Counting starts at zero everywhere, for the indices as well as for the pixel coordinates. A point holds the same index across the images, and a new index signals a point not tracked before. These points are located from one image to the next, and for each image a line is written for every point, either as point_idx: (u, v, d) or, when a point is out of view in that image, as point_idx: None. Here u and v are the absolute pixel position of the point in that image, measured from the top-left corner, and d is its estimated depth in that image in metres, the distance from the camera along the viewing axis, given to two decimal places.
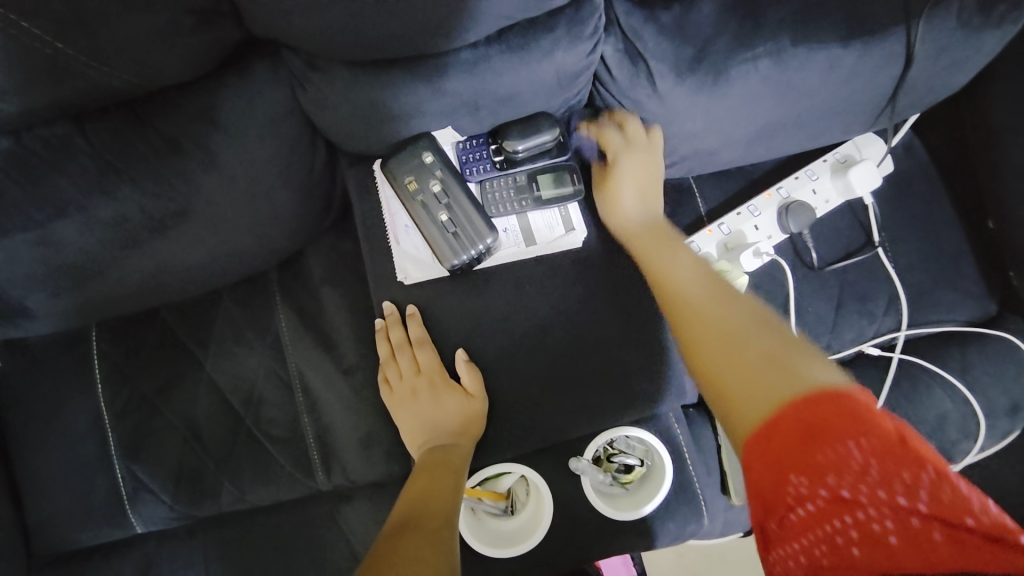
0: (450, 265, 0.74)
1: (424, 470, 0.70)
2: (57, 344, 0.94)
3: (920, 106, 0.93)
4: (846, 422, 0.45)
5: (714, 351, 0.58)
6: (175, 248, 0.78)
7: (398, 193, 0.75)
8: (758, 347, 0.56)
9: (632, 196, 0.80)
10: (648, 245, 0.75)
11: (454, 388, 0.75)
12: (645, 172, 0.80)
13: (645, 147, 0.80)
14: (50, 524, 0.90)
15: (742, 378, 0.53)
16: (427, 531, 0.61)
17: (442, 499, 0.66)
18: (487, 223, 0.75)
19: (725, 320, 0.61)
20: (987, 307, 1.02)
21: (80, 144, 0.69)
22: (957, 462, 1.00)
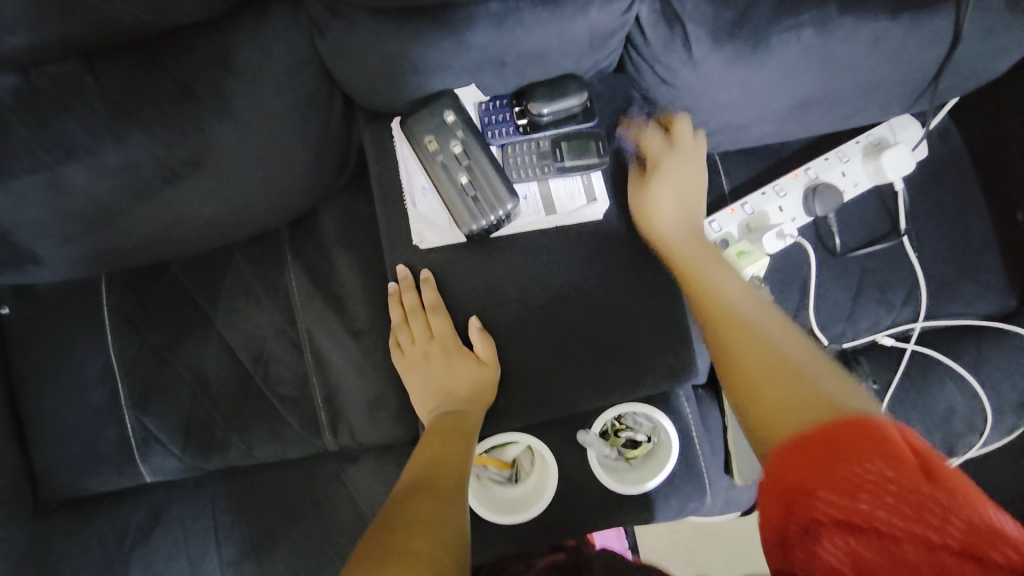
0: (468, 230, 0.72)
1: (435, 434, 0.71)
2: (67, 292, 0.94)
3: (962, 89, 0.89)
4: (872, 448, 0.43)
5: (759, 377, 0.55)
6: (187, 200, 0.77)
7: (418, 152, 0.73)
8: (798, 379, 0.53)
9: (674, 178, 0.79)
10: (692, 261, 0.74)
11: (467, 355, 0.75)
12: (685, 190, 0.79)
13: (689, 153, 0.80)
14: (61, 469, 0.92)
15: (768, 393, 0.53)
16: (437, 497, 0.62)
17: (451, 464, 0.67)
18: (508, 189, 0.72)
19: (774, 342, 0.59)
20: (1007, 302, 1.00)
21: (91, 85, 0.66)
22: (959, 455, 0.99)
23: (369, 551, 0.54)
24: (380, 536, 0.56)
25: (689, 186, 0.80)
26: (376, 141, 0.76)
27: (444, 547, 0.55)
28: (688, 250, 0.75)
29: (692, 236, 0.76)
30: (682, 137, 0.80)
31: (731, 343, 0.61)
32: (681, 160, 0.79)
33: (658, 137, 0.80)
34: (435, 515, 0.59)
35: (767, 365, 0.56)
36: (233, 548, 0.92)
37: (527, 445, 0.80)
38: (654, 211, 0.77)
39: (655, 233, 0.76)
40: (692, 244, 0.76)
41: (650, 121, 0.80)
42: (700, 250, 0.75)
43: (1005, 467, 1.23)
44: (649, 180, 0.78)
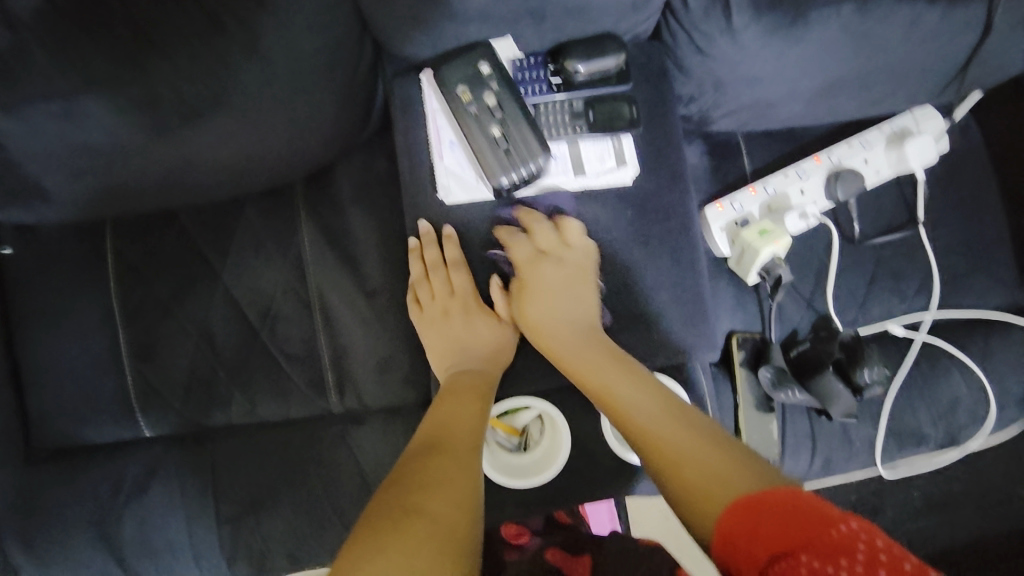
0: (497, 184, 0.71)
1: (454, 394, 0.70)
2: (72, 234, 0.91)
3: (989, 81, 0.89)
4: (817, 523, 0.44)
5: (690, 468, 0.55)
6: (205, 142, 0.74)
7: (449, 103, 0.71)
8: (724, 461, 0.54)
9: (555, 297, 0.73)
10: (585, 357, 0.70)
11: (488, 313, 0.76)
12: (562, 306, 0.73)
13: (556, 254, 0.73)
14: (57, 417, 0.89)
15: (700, 481, 0.54)
16: (455, 460, 0.60)
17: (466, 423, 0.66)
18: (540, 144, 0.71)
19: (683, 428, 0.60)
20: (1017, 298, 1.01)
21: (115, 8, 0.63)
22: (961, 448, 1.00)
23: (385, 507, 0.54)
24: (394, 501, 0.54)
25: (564, 281, 0.74)
26: (405, 92, 0.74)
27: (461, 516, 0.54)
28: (573, 342, 0.71)
29: (579, 330, 0.72)
30: (544, 237, 0.74)
31: (656, 442, 0.59)
32: (556, 269, 0.74)
33: (528, 241, 0.74)
34: (453, 477, 0.58)
35: (685, 443, 0.58)
36: (232, 508, 0.90)
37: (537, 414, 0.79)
38: (535, 318, 0.73)
39: (541, 326, 0.73)
40: (584, 342, 0.71)
41: (514, 232, 0.74)
42: (588, 341, 0.71)
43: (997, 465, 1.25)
44: (526, 304, 0.74)
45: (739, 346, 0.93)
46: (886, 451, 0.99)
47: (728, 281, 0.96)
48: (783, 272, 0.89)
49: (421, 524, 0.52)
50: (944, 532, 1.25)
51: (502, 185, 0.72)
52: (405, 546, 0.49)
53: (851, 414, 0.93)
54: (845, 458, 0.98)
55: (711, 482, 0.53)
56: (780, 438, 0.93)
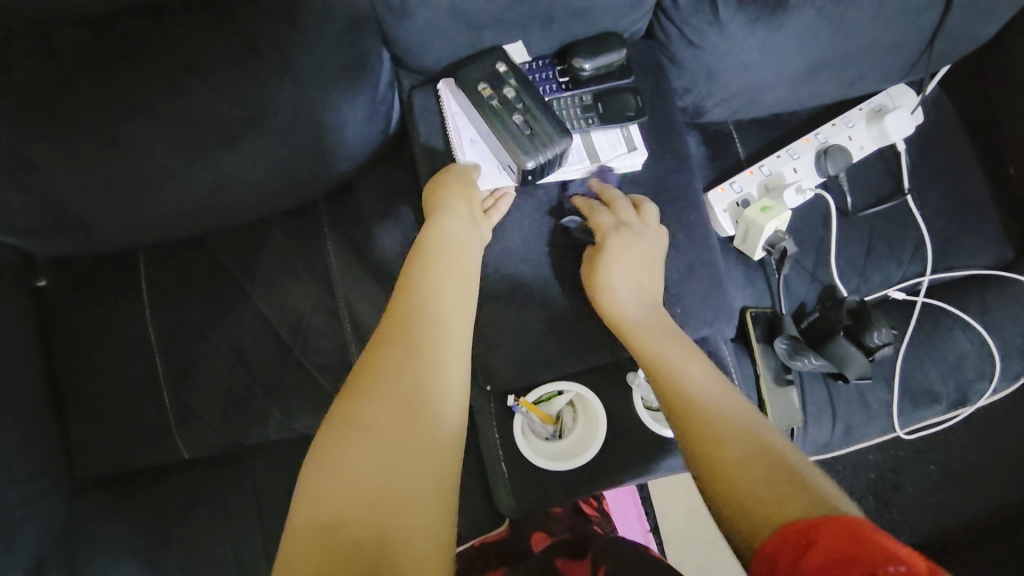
0: (523, 167, 0.74)
1: (427, 269, 0.68)
2: (104, 264, 0.93)
3: (954, 55, 0.97)
4: (867, 555, 0.41)
5: (734, 465, 0.55)
6: (240, 162, 0.78)
7: (471, 100, 0.76)
8: (783, 476, 0.53)
9: (626, 263, 0.76)
10: (643, 334, 0.72)
11: (459, 192, 0.75)
12: (631, 276, 0.76)
13: (636, 229, 0.78)
14: (96, 446, 0.90)
15: (741, 486, 0.54)
16: (428, 377, 0.60)
17: (437, 291, 0.67)
18: (560, 128, 0.76)
19: (732, 420, 0.60)
20: (1005, 254, 1.07)
21: (156, 35, 0.67)
22: (973, 403, 1.04)
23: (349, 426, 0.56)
24: (355, 403, 0.58)
25: (638, 252, 0.77)
26: (424, 100, 0.81)
27: (437, 443, 0.57)
28: (635, 318, 0.74)
29: (647, 311, 0.74)
30: (624, 211, 0.79)
31: (700, 424, 0.60)
32: (639, 241, 0.77)
33: (602, 212, 0.79)
34: (432, 398, 0.59)
35: (735, 441, 0.58)
36: (278, 521, 0.91)
37: (570, 401, 0.82)
38: (605, 287, 0.76)
39: (608, 299, 0.75)
40: (647, 320, 0.73)
41: (592, 199, 0.81)
42: (654, 320, 0.73)
43: (1005, 421, 1.29)
44: (596, 269, 0.77)
45: (752, 321, 0.97)
46: (903, 412, 1.03)
47: (736, 260, 1.01)
48: (787, 244, 0.95)
49: (391, 439, 0.56)
50: (965, 499, 1.28)
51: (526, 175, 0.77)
52: (368, 454, 0.55)
53: (865, 375, 0.97)
54: (865, 422, 1.02)
55: (759, 486, 0.53)
56: (802, 406, 0.97)
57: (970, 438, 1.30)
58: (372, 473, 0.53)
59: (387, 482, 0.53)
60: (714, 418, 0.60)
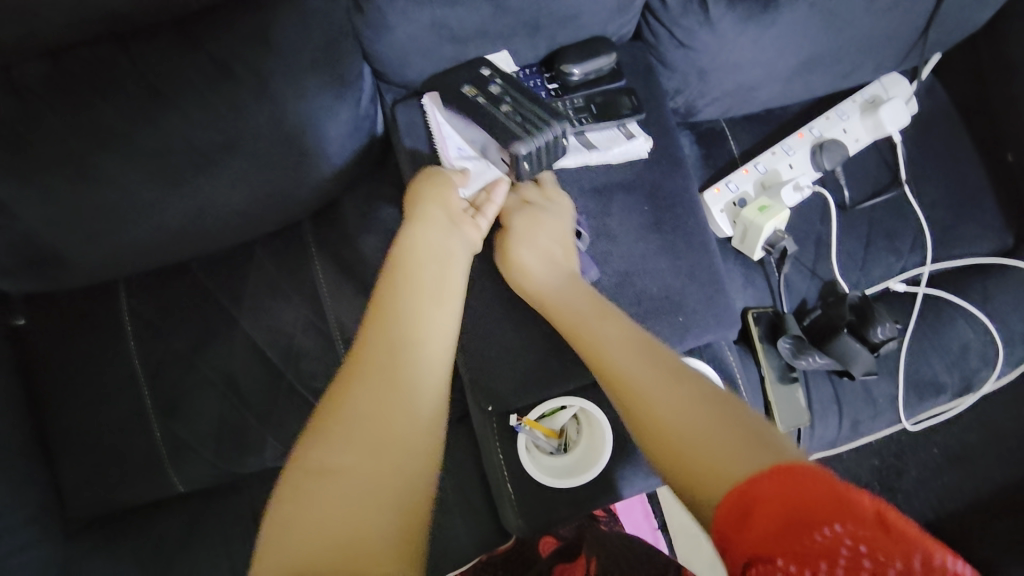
0: (517, 154, 0.70)
1: (397, 289, 0.65)
2: (85, 298, 0.90)
3: (948, 42, 0.95)
4: (809, 514, 0.41)
5: (675, 432, 0.53)
6: (220, 188, 0.75)
7: (457, 102, 0.73)
8: (726, 431, 0.51)
9: (535, 237, 0.75)
10: (574, 304, 0.70)
11: (432, 198, 0.72)
12: (542, 245, 0.75)
13: (539, 205, 0.77)
14: (86, 486, 0.87)
15: (684, 452, 0.51)
16: (400, 406, 0.56)
17: (410, 314, 0.63)
18: (553, 114, 0.72)
19: (670, 383, 0.58)
20: (1004, 240, 1.06)
21: (125, 66, 0.65)
22: (978, 391, 1.04)
23: (308, 470, 0.52)
24: (314, 446, 0.53)
25: (547, 224, 0.76)
26: (409, 116, 0.79)
27: (405, 473, 0.53)
28: (561, 286, 0.72)
29: (570, 279, 0.73)
30: (525, 191, 0.79)
31: (637, 395, 0.58)
32: (543, 216, 0.76)
33: (510, 195, 0.79)
34: (396, 422, 0.55)
35: (670, 404, 0.55)
36: None
37: (574, 414, 0.79)
38: (517, 262, 0.75)
39: (521, 272, 0.74)
40: (572, 289, 0.71)
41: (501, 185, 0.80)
42: (579, 288, 0.72)
43: (1009, 405, 1.29)
44: (506, 247, 0.76)
45: (755, 321, 0.95)
46: (909, 405, 1.02)
47: (735, 259, 0.99)
48: (787, 242, 0.93)
49: (355, 479, 0.51)
50: (973, 486, 1.27)
51: (523, 168, 0.72)
52: (334, 502, 0.50)
53: (871, 371, 0.96)
54: (871, 417, 1.01)
55: (704, 448, 0.50)
56: (807, 405, 0.95)
57: (974, 423, 1.30)
58: (337, 524, 0.48)
59: (356, 528, 0.48)
60: (648, 385, 0.58)
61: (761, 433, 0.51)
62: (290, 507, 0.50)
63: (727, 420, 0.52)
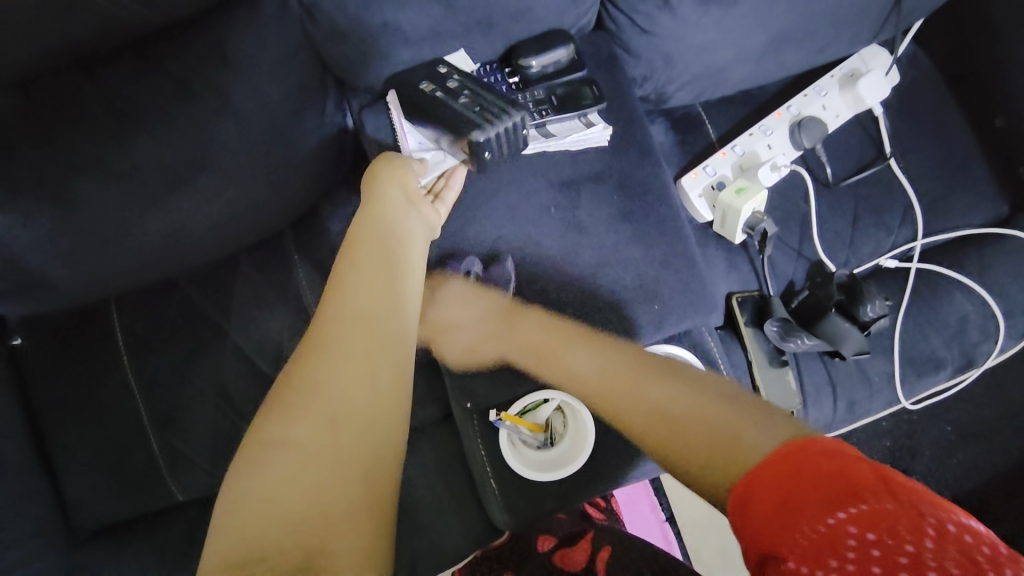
0: (476, 141, 0.71)
1: (359, 263, 0.64)
2: (79, 318, 0.93)
3: (925, 8, 0.93)
4: (814, 495, 0.43)
5: (666, 429, 0.55)
6: (194, 204, 0.77)
7: (415, 97, 0.73)
8: (719, 421, 0.53)
9: (459, 332, 0.78)
10: (534, 338, 0.74)
11: (391, 178, 0.72)
12: (470, 326, 0.77)
13: (436, 300, 0.77)
14: (89, 499, 0.90)
15: (677, 445, 0.53)
16: (366, 388, 0.58)
17: (377, 292, 0.63)
18: (511, 104, 0.73)
19: (650, 382, 0.60)
20: (999, 209, 1.03)
21: (88, 90, 0.67)
22: (981, 365, 1.01)
23: (274, 444, 0.55)
24: (275, 422, 0.56)
25: (460, 306, 0.77)
26: (375, 121, 0.80)
27: (370, 451, 0.57)
28: (516, 329, 0.76)
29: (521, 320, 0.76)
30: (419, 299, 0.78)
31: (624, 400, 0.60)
32: (452, 300, 0.77)
33: None
34: (359, 405, 0.58)
35: (656, 397, 0.58)
36: None
37: (557, 406, 0.79)
38: (457, 350, 0.78)
39: (469, 358, 0.78)
40: (532, 326, 0.75)
41: None
42: (532, 323, 0.76)
43: (1019, 379, 1.25)
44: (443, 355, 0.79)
45: (739, 306, 0.94)
46: (907, 383, 0.99)
47: (717, 245, 0.97)
48: (766, 225, 0.92)
49: (318, 458, 0.55)
50: (987, 463, 1.23)
51: (486, 156, 0.73)
52: (292, 480, 0.53)
53: (863, 351, 0.94)
54: (868, 396, 0.99)
55: (693, 439, 0.52)
56: (799, 388, 0.94)
57: (986, 398, 1.25)
58: (291, 494, 0.53)
59: (318, 501, 0.53)
60: (634, 390, 0.60)
61: (752, 415, 0.53)
62: (244, 476, 0.54)
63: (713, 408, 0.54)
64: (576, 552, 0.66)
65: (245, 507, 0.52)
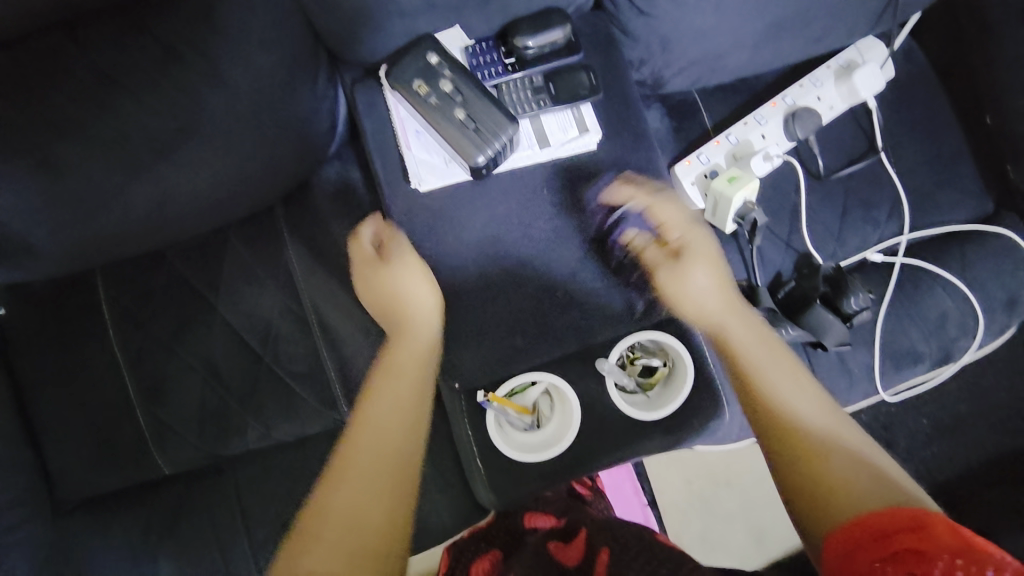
0: (474, 163, 0.74)
1: (390, 367, 0.74)
2: (63, 288, 0.92)
3: (922, 2, 0.93)
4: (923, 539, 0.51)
5: (830, 455, 0.63)
6: (182, 174, 0.76)
7: (409, 98, 0.74)
8: (859, 474, 0.61)
9: (695, 272, 0.77)
10: (745, 335, 0.75)
11: (401, 267, 0.78)
12: (694, 283, 0.77)
13: (692, 258, 0.78)
14: (73, 469, 0.90)
15: (829, 475, 0.62)
16: (387, 476, 0.64)
17: (403, 396, 0.71)
18: (506, 116, 0.74)
19: (819, 422, 0.67)
20: (985, 206, 1.04)
21: (72, 53, 0.66)
22: (958, 360, 1.03)
23: (316, 524, 0.61)
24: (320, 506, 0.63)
25: (703, 257, 0.78)
26: (367, 96, 0.78)
27: (387, 530, 0.61)
28: (711, 303, 0.77)
29: (716, 305, 0.77)
30: (668, 231, 0.79)
31: (792, 420, 0.67)
32: (693, 271, 0.77)
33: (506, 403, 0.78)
34: (383, 495, 0.63)
35: (836, 450, 0.64)
36: (263, 527, 0.90)
37: (545, 390, 0.82)
38: (695, 303, 0.77)
39: (679, 296, 0.77)
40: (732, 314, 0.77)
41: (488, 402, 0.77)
42: (742, 311, 0.78)
43: (994, 374, 1.28)
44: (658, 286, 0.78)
45: None
46: (886, 375, 1.02)
47: (708, 234, 0.98)
48: (757, 214, 0.92)
49: (346, 542, 0.60)
50: (960, 454, 1.27)
51: (482, 169, 0.75)
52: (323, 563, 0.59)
53: (844, 342, 0.95)
54: (848, 387, 1.01)
55: (848, 479, 0.61)
56: None
57: (962, 392, 1.29)
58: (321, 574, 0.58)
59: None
60: (794, 414, 0.67)
61: (888, 484, 0.61)
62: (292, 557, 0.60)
63: (864, 465, 0.62)
64: (570, 548, 0.69)
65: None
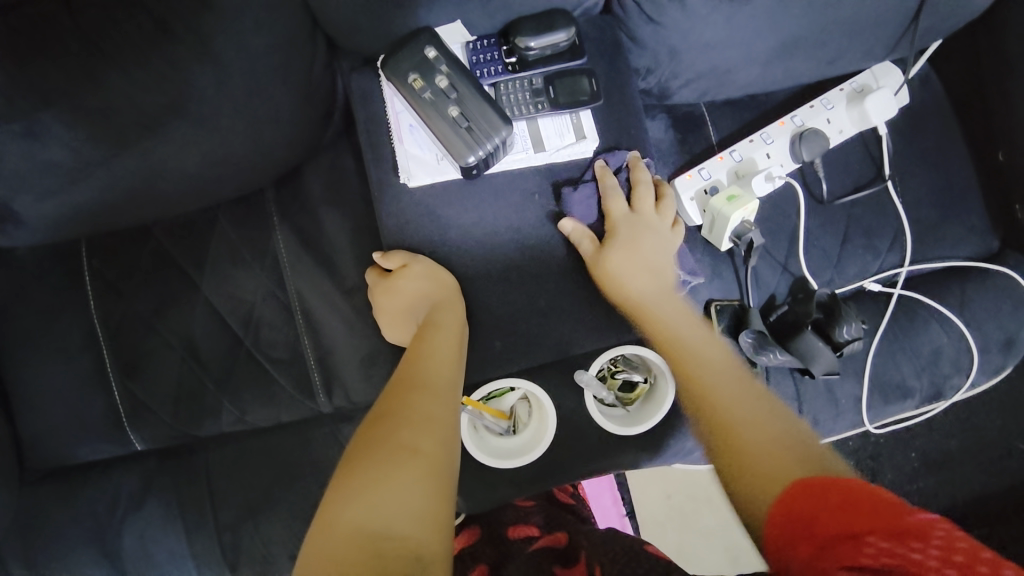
0: (465, 162, 0.72)
1: (431, 334, 0.70)
2: (49, 256, 0.91)
3: (941, 30, 0.91)
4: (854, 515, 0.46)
5: (750, 428, 0.59)
6: (169, 151, 0.75)
7: (404, 92, 0.72)
8: (789, 441, 0.57)
9: (637, 254, 0.76)
10: (665, 315, 0.73)
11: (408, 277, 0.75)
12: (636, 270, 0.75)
13: (648, 221, 0.77)
14: (45, 438, 0.89)
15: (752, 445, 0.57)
16: (421, 423, 0.59)
17: (436, 356, 0.67)
18: (501, 117, 0.72)
19: (752, 396, 0.63)
20: (989, 243, 1.02)
21: (64, 21, 0.65)
22: (947, 398, 1.01)
23: (353, 469, 0.54)
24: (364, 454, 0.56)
25: (646, 242, 0.76)
26: (362, 86, 0.77)
27: (425, 464, 0.55)
28: (653, 293, 0.75)
29: (661, 286, 0.75)
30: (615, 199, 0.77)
31: (718, 398, 0.63)
32: (648, 235, 0.77)
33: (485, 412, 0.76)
34: (423, 433, 0.58)
35: (751, 421, 0.60)
36: (230, 513, 0.90)
37: (523, 395, 0.79)
38: (627, 287, 0.75)
39: (615, 286, 0.75)
40: (663, 295, 0.74)
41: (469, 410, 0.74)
42: (672, 298, 0.74)
43: (987, 413, 1.26)
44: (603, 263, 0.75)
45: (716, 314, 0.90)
46: (873, 408, 1.00)
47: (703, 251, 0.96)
48: (753, 235, 0.91)
49: (388, 481, 0.52)
50: (945, 492, 1.25)
51: (474, 170, 0.74)
52: (367, 507, 0.50)
53: (834, 370, 0.93)
54: (834, 417, 0.99)
55: (766, 447, 0.56)
56: None
57: (953, 428, 1.27)
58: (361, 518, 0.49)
59: (384, 519, 0.49)
60: (725, 397, 0.63)
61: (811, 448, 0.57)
62: (333, 506, 0.51)
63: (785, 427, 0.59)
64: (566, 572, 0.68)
65: (336, 534, 0.48)
